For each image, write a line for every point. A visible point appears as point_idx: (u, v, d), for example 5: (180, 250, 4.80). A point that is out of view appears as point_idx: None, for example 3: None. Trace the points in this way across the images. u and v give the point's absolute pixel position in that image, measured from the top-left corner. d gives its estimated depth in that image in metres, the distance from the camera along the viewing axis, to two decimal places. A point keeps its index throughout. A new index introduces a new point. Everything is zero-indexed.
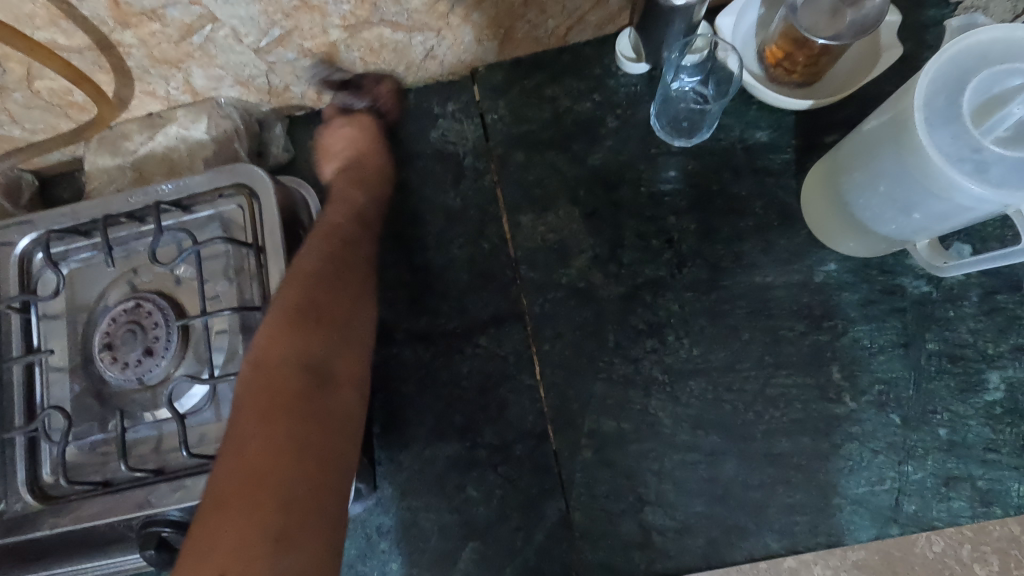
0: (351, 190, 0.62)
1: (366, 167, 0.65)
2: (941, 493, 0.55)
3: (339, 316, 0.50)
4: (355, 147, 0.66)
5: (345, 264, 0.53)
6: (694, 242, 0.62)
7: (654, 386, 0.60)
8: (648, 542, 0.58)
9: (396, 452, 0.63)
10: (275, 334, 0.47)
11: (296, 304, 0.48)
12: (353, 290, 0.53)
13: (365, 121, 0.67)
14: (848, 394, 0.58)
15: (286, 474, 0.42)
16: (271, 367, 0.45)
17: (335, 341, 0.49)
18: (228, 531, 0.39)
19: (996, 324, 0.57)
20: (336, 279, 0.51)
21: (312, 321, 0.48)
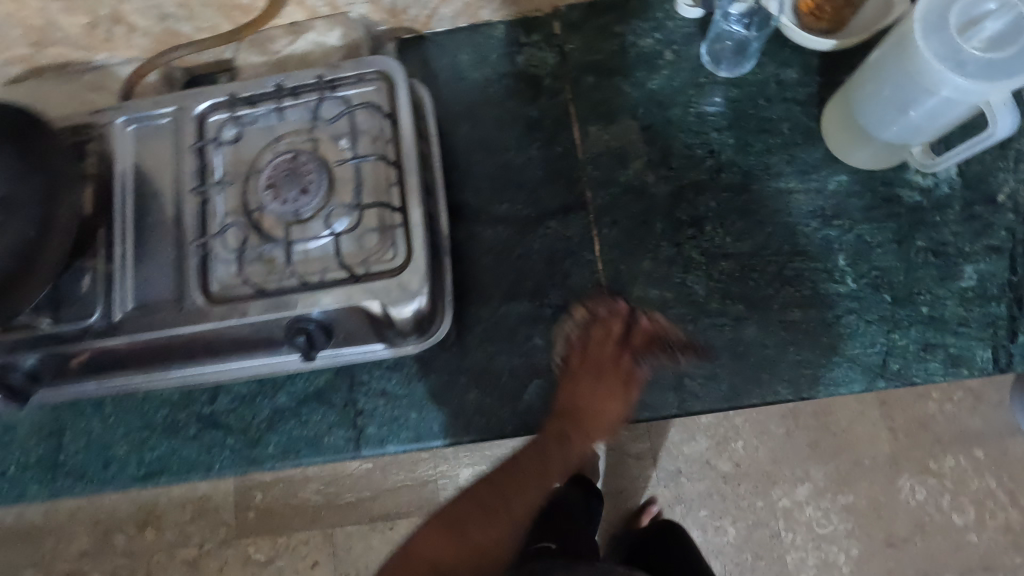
0: (577, 436, 0.71)
1: (587, 419, 0.70)
2: (920, 356, 0.69)
3: (510, 507, 0.65)
4: (597, 391, 0.71)
5: (516, 486, 0.67)
6: (731, 154, 0.76)
7: (692, 265, 0.74)
8: (680, 385, 0.72)
9: (476, 307, 0.77)
10: (431, 533, 0.61)
11: (453, 517, 0.63)
12: (492, 515, 0.63)
13: (594, 373, 0.71)
14: (850, 277, 0.72)
15: (425, 551, 0.60)
16: (468, 505, 0.64)
17: (489, 529, 0.62)
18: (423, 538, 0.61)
19: (973, 228, 0.71)
20: (491, 500, 0.65)
21: (493, 513, 0.64)
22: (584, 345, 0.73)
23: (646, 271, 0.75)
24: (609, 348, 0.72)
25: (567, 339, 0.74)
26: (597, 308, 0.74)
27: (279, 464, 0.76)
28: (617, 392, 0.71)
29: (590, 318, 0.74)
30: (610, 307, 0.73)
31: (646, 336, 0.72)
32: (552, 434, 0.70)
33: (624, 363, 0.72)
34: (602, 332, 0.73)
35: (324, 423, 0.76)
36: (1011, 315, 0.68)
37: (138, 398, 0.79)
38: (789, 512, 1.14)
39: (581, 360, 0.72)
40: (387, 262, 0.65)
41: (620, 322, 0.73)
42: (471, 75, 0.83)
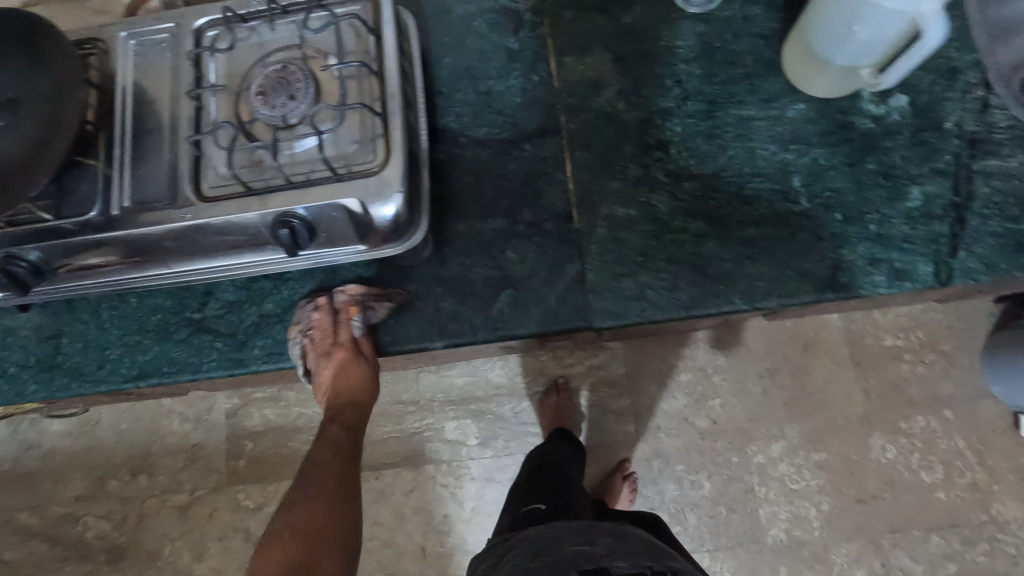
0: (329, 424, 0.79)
1: (356, 394, 0.81)
2: (867, 270, 0.73)
3: (323, 486, 0.71)
4: (343, 371, 0.80)
5: (311, 493, 0.69)
6: (697, 84, 0.81)
7: (658, 185, 0.79)
8: (642, 296, 0.76)
9: (454, 223, 0.81)
10: (270, 559, 0.62)
11: (286, 532, 0.65)
12: (332, 502, 0.69)
13: (322, 353, 0.79)
14: (804, 197, 0.76)
15: (263, 565, 0.61)
16: (304, 478, 0.72)
17: (327, 511, 0.68)
18: (265, 563, 0.62)
19: (921, 153, 0.75)
20: (320, 506, 0.68)
21: (302, 505, 0.68)
22: (311, 341, 0.79)
23: (614, 191, 0.79)
24: (331, 334, 0.78)
25: (301, 325, 0.80)
26: (308, 315, 0.80)
27: (265, 366, 0.81)
28: (358, 361, 0.80)
29: (308, 325, 0.79)
30: (313, 308, 0.80)
31: (344, 313, 0.78)
32: (329, 423, 0.80)
33: (354, 338, 0.79)
34: (320, 326, 0.79)
35: (308, 328, 0.81)
36: (952, 233, 0.73)
37: (133, 304, 0.84)
38: (763, 468, 1.26)
39: (319, 350, 0.79)
40: (367, 164, 0.69)
41: (329, 313, 0.79)
42: (456, 11, 0.88)
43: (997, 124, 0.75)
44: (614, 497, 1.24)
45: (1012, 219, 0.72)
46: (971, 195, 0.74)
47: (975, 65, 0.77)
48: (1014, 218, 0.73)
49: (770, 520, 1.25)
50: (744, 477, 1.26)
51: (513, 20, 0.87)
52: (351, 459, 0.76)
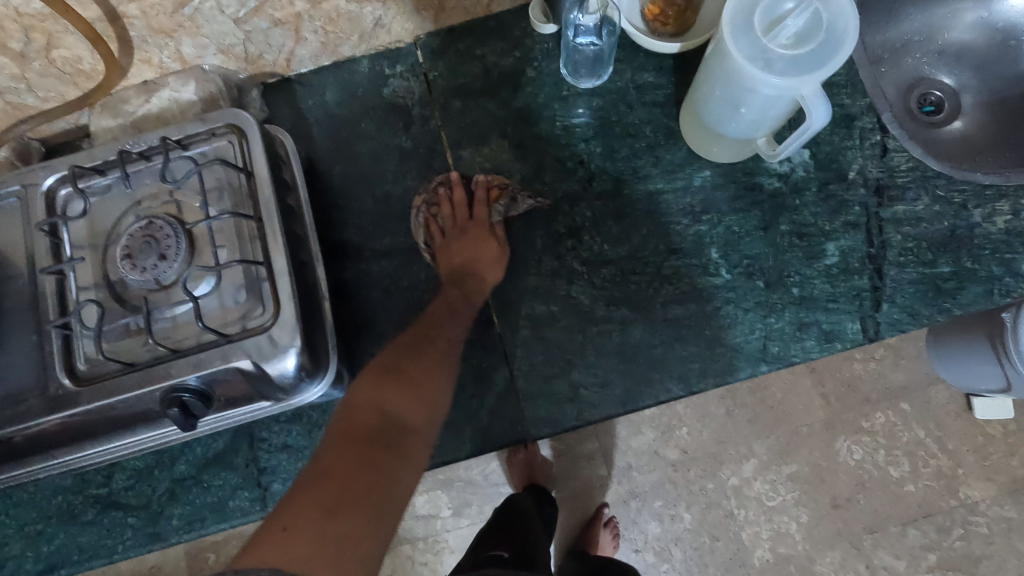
0: (450, 287, 0.74)
1: (474, 270, 0.74)
2: (796, 335, 0.72)
3: (433, 346, 0.67)
4: (482, 245, 0.75)
5: (425, 341, 0.67)
6: (600, 162, 0.78)
7: (575, 276, 0.75)
8: (577, 396, 0.72)
9: (369, 346, 0.76)
10: (367, 390, 0.58)
11: (387, 366, 0.62)
12: (427, 365, 0.64)
13: (456, 232, 0.77)
14: (724, 269, 0.74)
15: (369, 391, 0.58)
16: (423, 322, 0.69)
17: (420, 388, 0.60)
18: (366, 393, 0.58)
19: (830, 207, 0.74)
20: (432, 362, 0.64)
21: (396, 378, 0.60)
22: (440, 226, 0.78)
23: (531, 285, 0.75)
24: (462, 211, 0.78)
25: (426, 197, 0.79)
26: (437, 188, 0.79)
27: (186, 536, 0.73)
28: (486, 238, 0.76)
29: (442, 200, 0.79)
30: (444, 183, 0.79)
31: (491, 190, 0.78)
32: (448, 287, 0.73)
33: (483, 216, 0.77)
34: (452, 200, 0.78)
35: (227, 486, 0.74)
36: (873, 286, 0.72)
37: (29, 489, 0.75)
38: (739, 490, 1.12)
39: (455, 223, 0.78)
40: (257, 318, 0.63)
41: (460, 189, 0.78)
42: (340, 113, 0.83)
43: (899, 168, 0.75)
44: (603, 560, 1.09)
45: (927, 263, 0.72)
46: (885, 245, 0.73)
47: (868, 109, 0.76)
48: (930, 262, 0.72)
49: (755, 542, 1.11)
50: (721, 502, 1.12)
51: (401, 116, 0.82)
52: (461, 324, 0.71)
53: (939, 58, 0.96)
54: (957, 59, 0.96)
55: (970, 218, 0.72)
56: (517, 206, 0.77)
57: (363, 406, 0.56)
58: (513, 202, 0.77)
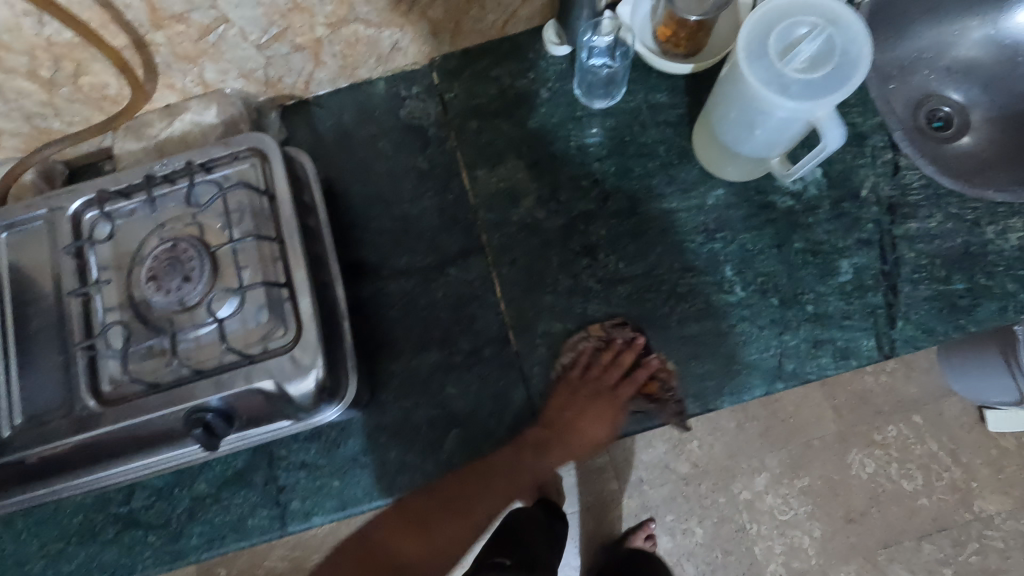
0: (540, 455, 0.74)
1: (569, 436, 0.74)
2: (811, 353, 0.72)
3: (475, 497, 0.71)
4: (600, 421, 0.74)
5: (471, 497, 0.71)
6: (615, 181, 0.79)
7: (591, 294, 0.76)
8: (594, 414, 0.73)
9: (387, 365, 0.76)
10: (388, 527, 0.69)
11: (420, 513, 0.69)
12: (450, 527, 0.70)
13: (590, 393, 0.74)
14: (738, 286, 0.74)
15: (388, 528, 0.68)
16: (487, 470, 0.72)
17: (432, 548, 0.69)
18: (388, 531, 0.68)
19: (844, 224, 0.75)
20: (460, 524, 0.70)
21: (417, 527, 0.69)
22: (588, 366, 0.74)
23: (548, 303, 0.76)
24: (610, 375, 0.74)
25: (598, 337, 0.74)
26: (614, 335, 0.74)
27: (204, 554, 0.73)
28: (604, 420, 0.74)
29: (604, 343, 0.74)
30: (627, 337, 0.74)
31: (650, 381, 0.73)
32: (529, 445, 0.73)
33: (622, 394, 0.73)
34: (612, 348, 0.74)
35: (246, 504, 0.74)
36: (888, 303, 0.72)
37: (50, 508, 0.76)
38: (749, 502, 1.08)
39: (583, 369, 0.74)
40: (279, 339, 0.64)
41: (625, 351, 0.74)
42: (358, 134, 0.84)
43: (911, 185, 0.75)
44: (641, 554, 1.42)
45: (941, 280, 0.72)
46: (898, 262, 0.73)
47: (879, 128, 0.77)
48: (943, 279, 0.72)
49: None
50: None
51: (418, 137, 0.83)
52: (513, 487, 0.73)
53: (948, 75, 0.98)
54: (965, 77, 0.98)
55: (984, 235, 0.73)
56: (659, 413, 0.72)
57: (372, 546, 0.68)
58: (662, 407, 0.72)
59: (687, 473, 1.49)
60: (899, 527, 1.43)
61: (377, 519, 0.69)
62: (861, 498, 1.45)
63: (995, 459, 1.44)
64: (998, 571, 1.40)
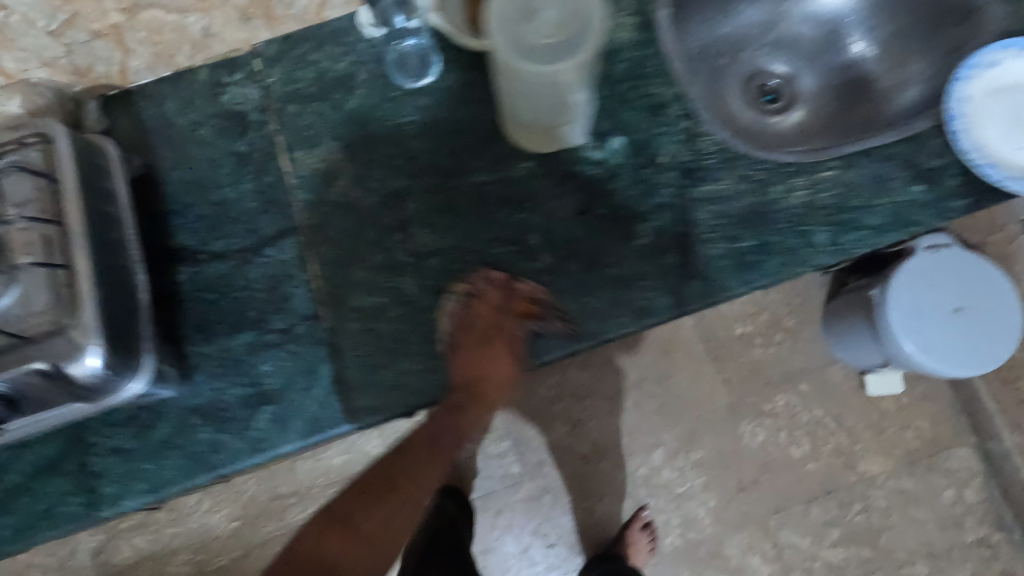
0: (455, 413, 0.80)
1: (484, 385, 0.80)
2: (609, 315, 0.75)
3: (403, 491, 0.77)
4: (501, 365, 0.80)
5: (392, 487, 0.77)
6: (428, 158, 0.80)
7: (403, 268, 0.77)
8: (403, 383, 0.75)
9: (203, 347, 0.77)
10: (317, 532, 0.71)
11: (338, 512, 0.73)
12: (382, 512, 0.74)
13: (479, 342, 0.79)
14: (543, 254, 0.77)
15: (315, 530, 0.71)
16: (407, 448, 0.81)
17: (361, 539, 0.71)
18: (312, 536, 0.71)
19: (643, 190, 0.78)
20: (385, 507, 0.75)
21: (342, 528, 0.72)
22: (467, 322, 0.77)
23: (361, 279, 0.77)
24: (492, 317, 0.76)
25: (462, 291, 0.76)
26: (475, 282, 0.76)
27: (13, 547, 0.73)
28: (504, 356, 0.80)
29: (472, 296, 0.76)
30: (485, 278, 0.76)
31: (526, 302, 0.75)
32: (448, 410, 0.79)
33: (509, 326, 0.78)
34: (487, 299, 0.76)
35: (58, 492, 0.74)
36: (682, 263, 0.76)
37: None
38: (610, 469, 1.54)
39: (474, 332, 0.78)
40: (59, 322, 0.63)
41: (499, 290, 0.76)
42: (178, 121, 0.84)
43: (706, 151, 0.79)
44: (635, 547, 1.45)
45: (731, 239, 0.76)
46: (692, 224, 0.77)
47: (678, 98, 0.80)
48: (733, 238, 0.76)
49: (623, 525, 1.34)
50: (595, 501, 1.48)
51: (238, 122, 0.83)
52: (434, 469, 0.81)
53: (775, 49, 1.02)
54: (790, 50, 1.02)
55: (770, 195, 0.77)
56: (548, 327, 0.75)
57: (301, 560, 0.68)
58: (546, 322, 0.75)
59: (586, 452, 1.52)
60: (788, 493, 1.48)
61: (299, 534, 0.72)
62: (752, 467, 1.50)
63: (875, 421, 1.50)
64: (881, 529, 1.45)
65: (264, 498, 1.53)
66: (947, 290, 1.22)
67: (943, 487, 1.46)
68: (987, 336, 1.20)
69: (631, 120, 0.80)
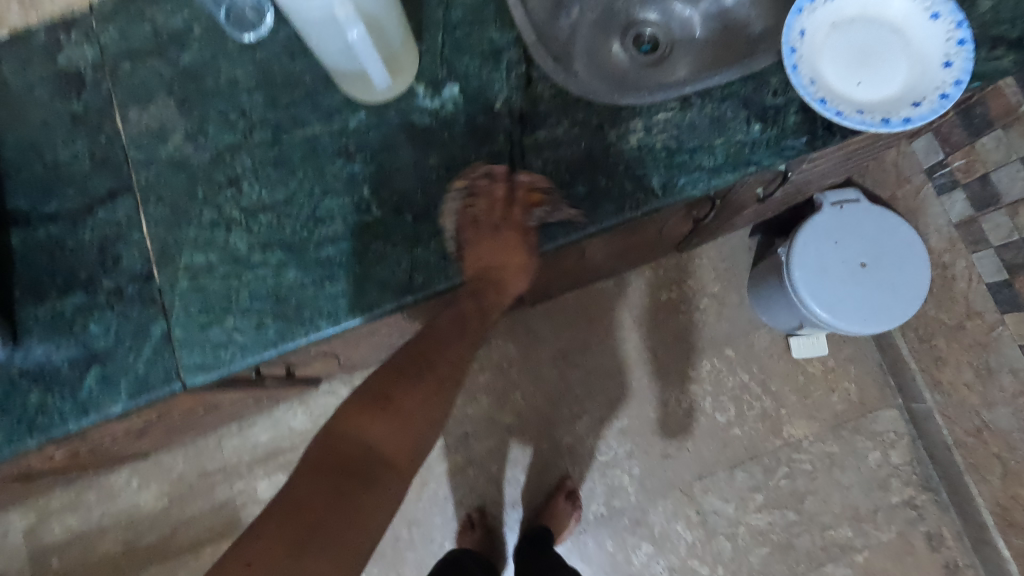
0: (473, 294, 0.76)
1: (498, 272, 0.76)
2: (440, 265, 0.73)
3: (416, 386, 0.70)
4: (506, 250, 0.75)
5: (424, 360, 0.73)
6: (262, 112, 0.79)
7: (233, 224, 0.76)
8: (230, 341, 0.73)
9: (33, 309, 0.76)
10: (349, 419, 0.65)
11: (357, 406, 0.66)
12: (417, 394, 0.69)
13: (490, 230, 0.74)
14: (375, 206, 0.75)
15: (361, 418, 0.65)
16: (425, 343, 0.74)
17: (394, 420, 0.66)
18: (354, 417, 0.65)
19: (477, 138, 0.76)
20: (421, 389, 0.70)
21: (385, 406, 0.67)
22: (474, 219, 0.74)
23: (190, 237, 0.76)
24: (497, 210, 0.74)
25: (469, 185, 0.74)
26: (478, 179, 0.74)
27: None
28: (515, 243, 0.75)
29: (467, 188, 0.74)
30: (487, 175, 0.74)
31: (531, 191, 0.74)
32: (466, 295, 0.76)
33: (513, 217, 0.74)
34: (492, 197, 0.74)
35: None
36: (513, 211, 0.74)
37: None
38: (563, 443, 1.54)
39: (487, 222, 0.74)
40: None
41: (505, 185, 0.74)
42: (15, 83, 0.82)
43: (542, 96, 0.77)
44: (560, 516, 1.42)
45: (563, 185, 0.74)
46: (525, 171, 0.75)
47: (514, 43, 0.79)
48: (566, 183, 0.74)
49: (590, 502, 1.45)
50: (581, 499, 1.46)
51: (73, 82, 0.82)
52: (459, 352, 0.76)
53: None
54: None
55: (606, 138, 0.75)
56: (549, 214, 0.74)
57: (346, 459, 0.62)
58: (546, 207, 0.73)
59: (510, 423, 1.51)
60: (712, 459, 1.47)
61: (337, 420, 0.65)
62: (676, 435, 1.48)
63: (801, 385, 1.48)
64: (806, 493, 1.44)
65: (191, 477, 1.53)
66: (851, 246, 1.20)
67: (869, 450, 1.44)
68: (892, 292, 1.18)
69: (466, 66, 0.78)
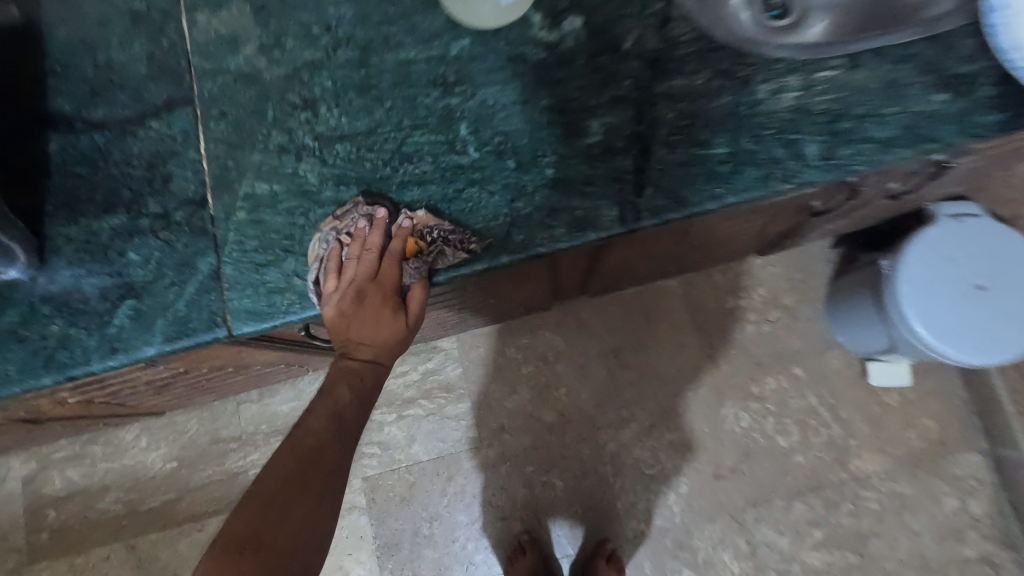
0: (341, 377, 0.62)
1: (371, 346, 0.62)
2: (543, 224, 0.62)
3: (299, 504, 0.53)
4: (378, 320, 0.62)
5: (299, 474, 0.55)
6: (349, 28, 0.68)
7: (305, 152, 0.65)
8: (289, 287, 0.62)
9: (65, 227, 0.65)
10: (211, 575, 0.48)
11: (237, 537, 0.50)
12: (301, 518, 0.53)
13: (354, 297, 0.60)
14: (472, 147, 0.64)
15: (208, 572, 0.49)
16: (312, 436, 0.58)
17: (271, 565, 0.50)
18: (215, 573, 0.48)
19: (599, 81, 0.64)
20: (300, 513, 0.53)
21: (251, 548, 0.50)
22: (342, 268, 0.61)
23: (254, 162, 0.65)
24: (369, 263, 0.61)
25: (342, 227, 0.62)
26: (354, 220, 0.62)
27: None
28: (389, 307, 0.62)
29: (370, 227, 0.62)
30: (364, 215, 0.62)
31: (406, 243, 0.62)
32: (340, 378, 0.62)
33: (386, 276, 0.61)
34: (365, 242, 0.61)
35: None
36: (636, 169, 0.62)
37: None
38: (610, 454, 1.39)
39: (353, 277, 0.61)
40: None
41: (379, 232, 0.61)
42: None
43: (680, 38, 0.65)
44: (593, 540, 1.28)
45: (700, 144, 0.62)
46: (655, 123, 0.63)
47: None
48: (704, 143, 0.62)
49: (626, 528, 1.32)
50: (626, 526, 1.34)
51: None
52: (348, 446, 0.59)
53: None
54: None
55: (755, 95, 0.63)
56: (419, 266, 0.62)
57: None
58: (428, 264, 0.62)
59: (550, 422, 1.38)
60: (769, 485, 1.34)
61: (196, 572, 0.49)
62: (732, 454, 1.35)
63: (875, 416, 1.35)
64: (870, 535, 1.30)
65: (205, 441, 1.43)
66: (967, 265, 1.07)
67: (945, 495, 1.30)
68: (1010, 322, 1.04)
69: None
